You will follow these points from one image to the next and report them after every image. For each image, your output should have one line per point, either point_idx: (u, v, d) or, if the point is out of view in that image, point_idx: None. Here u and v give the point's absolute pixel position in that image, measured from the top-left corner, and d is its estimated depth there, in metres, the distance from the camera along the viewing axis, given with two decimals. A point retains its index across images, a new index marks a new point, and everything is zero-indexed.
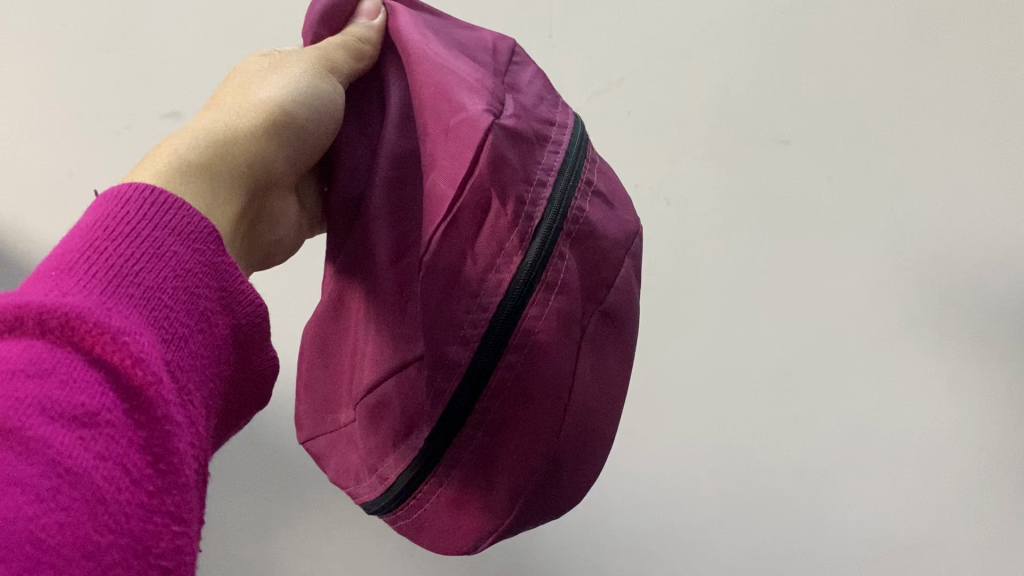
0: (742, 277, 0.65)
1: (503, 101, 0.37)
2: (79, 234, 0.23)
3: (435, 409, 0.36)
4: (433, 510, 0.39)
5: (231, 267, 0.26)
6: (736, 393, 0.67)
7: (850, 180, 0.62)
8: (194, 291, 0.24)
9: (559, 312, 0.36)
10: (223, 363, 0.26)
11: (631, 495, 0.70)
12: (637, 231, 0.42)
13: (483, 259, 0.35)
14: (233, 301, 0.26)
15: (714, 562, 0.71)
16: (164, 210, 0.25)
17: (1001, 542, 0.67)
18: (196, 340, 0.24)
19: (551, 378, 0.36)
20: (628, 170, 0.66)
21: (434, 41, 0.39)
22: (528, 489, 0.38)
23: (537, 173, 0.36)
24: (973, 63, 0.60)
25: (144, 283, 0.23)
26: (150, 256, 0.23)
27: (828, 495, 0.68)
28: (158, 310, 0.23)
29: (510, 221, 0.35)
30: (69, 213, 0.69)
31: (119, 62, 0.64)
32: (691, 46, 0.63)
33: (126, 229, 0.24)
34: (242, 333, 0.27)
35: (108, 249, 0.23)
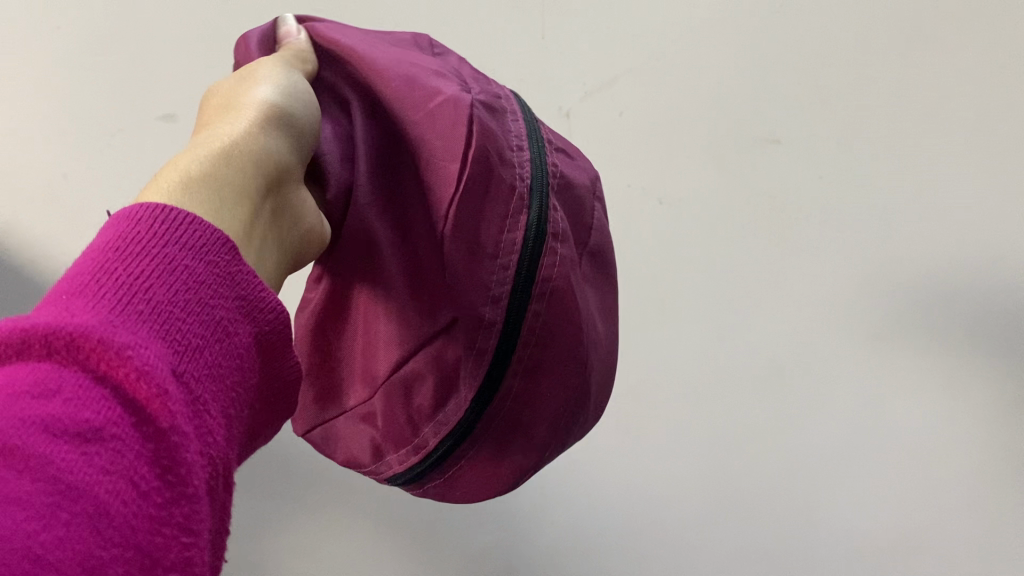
0: (733, 275, 0.66)
1: (463, 80, 0.39)
2: (93, 254, 0.23)
3: (477, 372, 0.37)
4: (476, 462, 0.40)
5: (247, 275, 0.26)
6: (729, 392, 0.68)
7: (842, 180, 0.62)
8: (210, 304, 0.24)
9: (565, 260, 0.38)
10: (248, 374, 0.26)
11: (627, 493, 0.71)
12: (594, 180, 0.44)
13: (496, 224, 0.36)
14: (252, 309, 0.26)
15: (712, 558, 0.72)
16: (175, 228, 0.25)
17: (994, 539, 0.68)
18: (214, 350, 0.24)
19: (571, 318, 0.38)
20: (620, 171, 0.66)
21: (366, 38, 0.40)
22: (564, 421, 0.40)
23: (512, 140, 0.38)
24: (964, 63, 0.59)
25: (155, 298, 0.22)
26: (162, 271, 0.23)
27: (824, 488, 0.69)
28: (170, 324, 0.22)
29: (508, 186, 0.36)
30: (66, 215, 0.69)
31: (110, 64, 0.64)
32: (681, 48, 0.63)
33: (137, 249, 0.24)
34: (266, 340, 0.27)
35: (119, 269, 0.23)
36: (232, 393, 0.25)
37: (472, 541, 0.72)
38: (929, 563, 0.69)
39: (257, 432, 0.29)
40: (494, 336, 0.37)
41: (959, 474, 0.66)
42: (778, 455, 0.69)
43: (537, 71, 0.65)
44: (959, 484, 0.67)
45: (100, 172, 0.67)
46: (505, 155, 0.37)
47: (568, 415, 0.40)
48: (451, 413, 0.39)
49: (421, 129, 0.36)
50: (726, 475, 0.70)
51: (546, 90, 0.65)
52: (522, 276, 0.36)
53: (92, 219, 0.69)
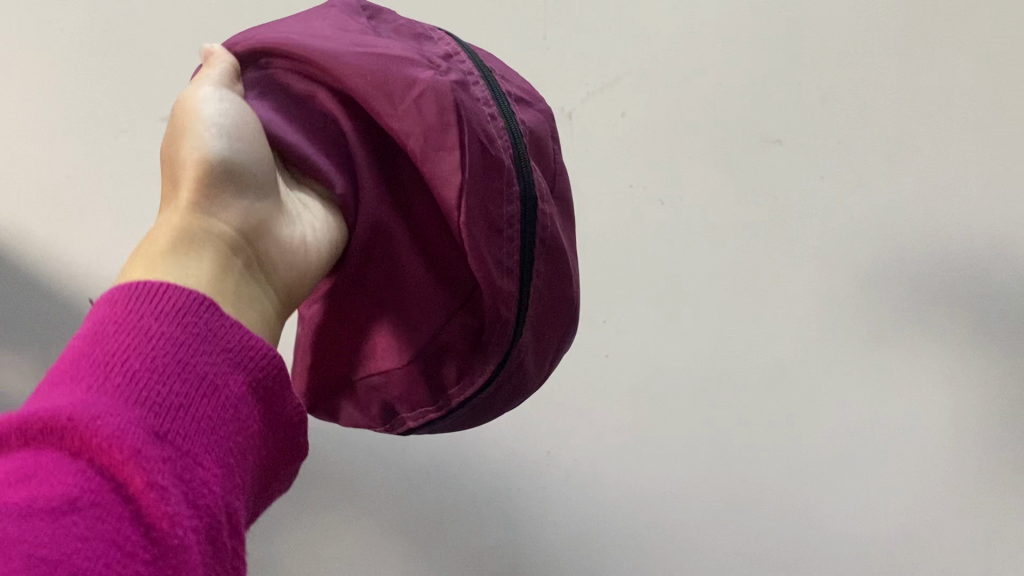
0: (736, 275, 0.66)
1: (421, 52, 0.37)
2: (76, 339, 0.24)
3: (500, 335, 0.39)
4: (489, 401, 0.43)
5: (231, 325, 0.26)
6: (730, 393, 0.67)
7: (845, 179, 0.63)
8: (193, 362, 0.24)
9: (552, 220, 0.39)
10: (251, 422, 0.26)
11: (632, 492, 0.70)
12: (546, 110, 0.43)
13: (497, 200, 0.36)
14: (245, 356, 0.26)
15: (717, 565, 0.70)
16: (152, 294, 0.25)
17: (995, 543, 0.67)
18: (204, 405, 0.24)
19: (559, 264, 0.41)
20: (623, 171, 0.65)
21: (302, 28, 0.37)
22: (555, 346, 0.44)
23: (484, 111, 0.37)
24: (963, 62, 0.61)
25: (134, 367, 0.23)
26: (139, 343, 0.24)
27: (829, 491, 0.67)
28: (152, 388, 0.23)
29: (497, 170, 0.36)
30: (64, 219, 0.68)
31: (118, 67, 0.65)
32: (685, 49, 0.63)
33: (116, 323, 0.24)
34: (267, 384, 0.27)
35: (100, 347, 0.24)
36: (232, 443, 0.25)
37: (479, 539, 0.71)
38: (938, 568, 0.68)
39: (280, 472, 0.29)
40: (513, 304, 0.39)
41: (962, 471, 0.66)
42: (783, 456, 0.68)
43: (539, 72, 0.65)
44: (963, 481, 0.66)
45: (101, 174, 0.67)
46: (487, 131, 0.36)
47: (554, 340, 0.43)
48: (477, 372, 0.41)
49: (406, 122, 0.35)
50: (731, 481, 0.68)
51: (548, 90, 0.65)
52: (526, 246, 0.38)
53: (87, 225, 0.68)
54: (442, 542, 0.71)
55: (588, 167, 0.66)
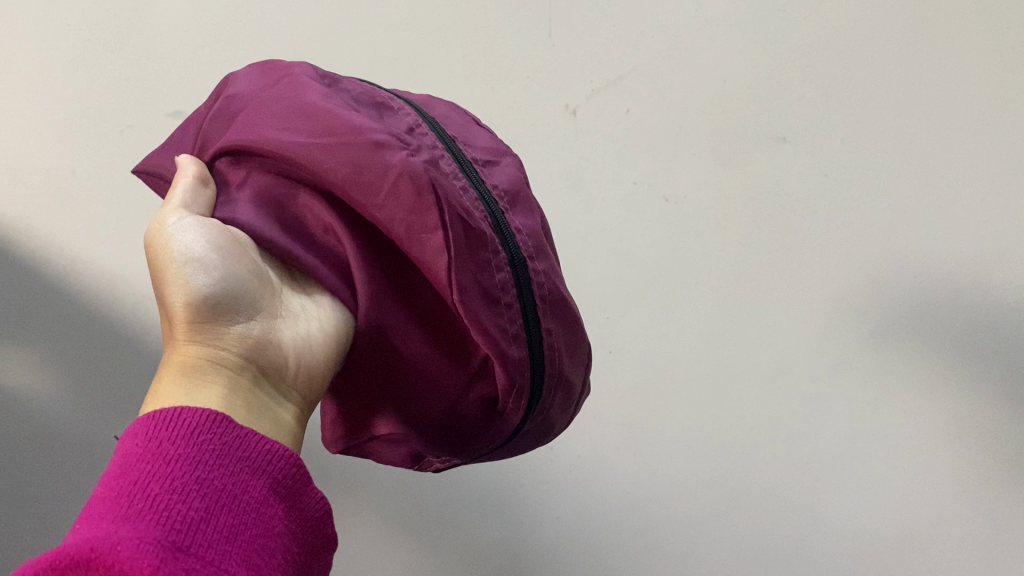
0: (739, 274, 0.66)
1: (388, 132, 0.37)
2: (108, 476, 0.30)
3: (519, 397, 0.41)
4: (522, 436, 0.45)
5: (241, 440, 0.33)
6: (731, 390, 0.69)
7: (848, 177, 0.63)
8: (209, 479, 0.31)
9: (547, 271, 0.40)
10: (276, 524, 0.32)
11: (632, 484, 0.72)
12: (519, 161, 0.43)
13: (488, 270, 0.37)
14: (260, 464, 0.33)
15: (716, 556, 0.73)
16: (166, 428, 0.32)
17: (989, 538, 0.70)
18: (223, 515, 0.30)
19: (567, 313, 0.42)
20: (627, 168, 0.65)
21: (265, 118, 0.38)
22: (578, 382, 0.45)
23: (457, 187, 0.37)
24: (971, 61, 0.60)
25: (155, 494, 0.29)
26: (160, 470, 0.30)
27: (821, 485, 0.70)
28: (172, 510, 0.29)
29: (480, 248, 0.37)
30: (73, 213, 0.69)
31: (121, 62, 0.65)
32: (689, 45, 0.63)
33: (138, 459, 0.31)
34: (285, 486, 0.34)
35: (124, 483, 0.30)
36: (256, 545, 0.31)
37: (481, 534, 0.73)
38: (927, 567, 0.71)
39: (310, 563, 0.35)
40: (525, 369, 0.40)
41: (959, 467, 0.68)
42: (781, 451, 0.70)
43: (542, 68, 0.64)
44: (959, 477, 0.68)
45: (106, 170, 0.68)
46: (464, 204, 0.37)
47: (573, 382, 0.44)
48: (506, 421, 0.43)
49: (391, 212, 0.36)
50: (728, 475, 0.71)
51: (552, 85, 0.65)
52: (527, 309, 0.39)
53: (97, 218, 0.69)
54: (446, 539, 0.73)
55: (594, 162, 0.66)
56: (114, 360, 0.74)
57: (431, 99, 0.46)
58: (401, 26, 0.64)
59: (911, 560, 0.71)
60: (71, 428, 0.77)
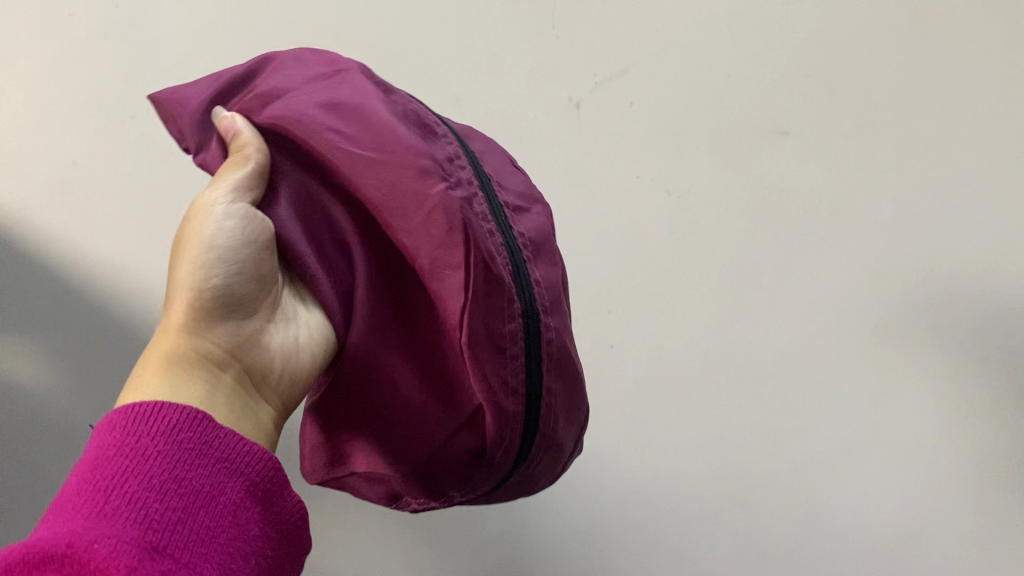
0: (743, 268, 0.66)
1: (433, 154, 0.37)
2: (84, 467, 0.31)
3: (507, 453, 0.41)
4: (500, 492, 0.45)
5: (223, 440, 0.33)
6: (732, 385, 0.68)
7: (852, 173, 0.62)
8: (186, 480, 0.31)
9: (557, 328, 0.40)
10: (252, 526, 0.33)
11: (632, 481, 0.72)
12: (547, 210, 0.43)
13: (499, 317, 0.37)
14: (239, 465, 0.33)
15: (717, 551, 0.73)
16: (146, 421, 0.32)
17: (993, 535, 0.69)
18: (199, 516, 0.31)
19: (570, 373, 0.42)
20: (630, 162, 0.65)
21: (315, 106, 0.38)
22: (564, 452, 0.45)
23: (488, 226, 0.37)
24: (974, 55, 0.60)
25: (131, 491, 0.30)
26: (135, 468, 0.31)
27: (822, 482, 0.70)
28: (149, 508, 0.29)
29: (496, 295, 0.37)
30: (74, 203, 0.70)
31: (122, 52, 0.65)
32: (693, 38, 0.62)
33: (114, 451, 0.31)
34: (264, 488, 0.34)
35: (100, 477, 0.30)
36: (231, 548, 0.31)
37: (480, 528, 0.74)
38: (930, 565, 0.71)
39: (287, 564, 0.35)
40: (518, 424, 0.40)
41: (960, 467, 0.68)
42: (782, 448, 0.69)
43: (546, 62, 0.64)
44: (959, 478, 0.68)
45: (109, 160, 0.68)
46: (491, 248, 0.37)
47: (565, 444, 0.44)
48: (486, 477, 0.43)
49: (418, 241, 0.36)
50: (730, 472, 0.70)
51: (554, 78, 0.64)
52: (531, 362, 0.39)
53: (99, 208, 0.70)
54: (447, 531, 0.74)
55: (598, 156, 0.65)
56: (120, 350, 0.74)
57: (471, 131, 0.46)
58: (403, 19, 0.64)
59: (914, 561, 0.71)
60: (74, 419, 0.77)
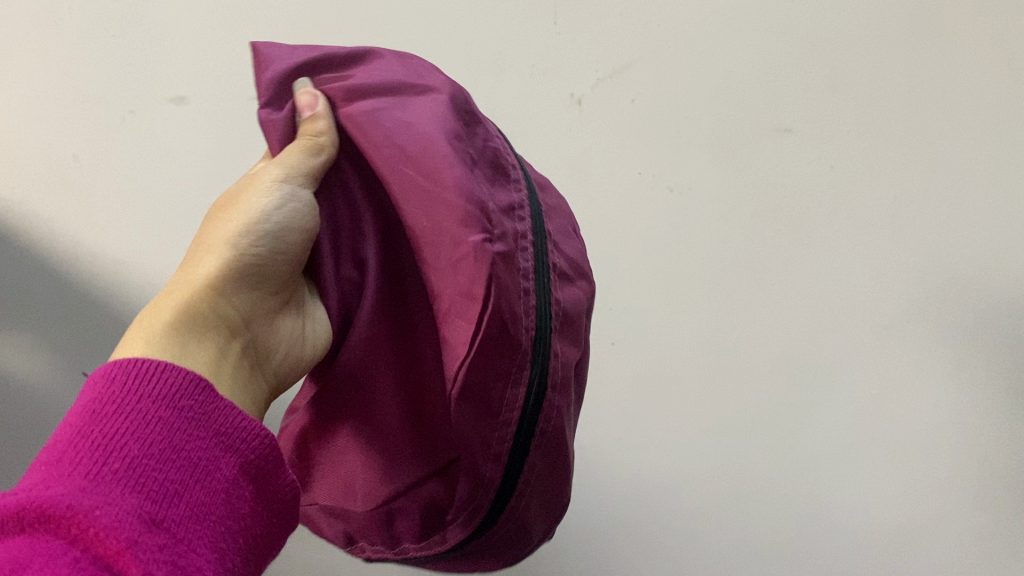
0: (745, 265, 0.65)
1: (487, 203, 0.37)
2: (80, 421, 0.30)
3: (471, 519, 0.40)
4: (454, 562, 0.45)
5: (222, 412, 0.32)
6: (733, 383, 0.68)
7: (853, 170, 0.62)
8: (184, 451, 0.30)
9: (559, 406, 0.40)
10: (245, 506, 0.32)
11: (632, 477, 0.73)
12: (586, 291, 0.44)
13: (503, 380, 0.37)
14: (234, 440, 0.32)
15: (716, 545, 0.74)
16: (146, 381, 0.31)
17: (997, 538, 0.69)
18: (194, 489, 0.30)
19: (558, 457, 0.41)
20: (631, 158, 0.65)
21: (391, 119, 0.38)
22: (527, 543, 0.44)
23: (522, 284, 0.37)
24: (977, 53, 0.59)
25: (128, 455, 0.29)
26: (134, 431, 0.30)
27: (821, 480, 0.70)
28: (147, 478, 0.29)
29: (507, 357, 0.37)
30: (81, 194, 0.71)
31: (118, 48, 0.65)
32: (695, 35, 0.62)
33: (112, 409, 0.30)
34: (258, 466, 0.33)
35: (97, 435, 0.29)
36: (223, 527, 0.30)
37: None
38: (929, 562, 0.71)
39: (275, 544, 0.34)
40: (489, 489, 0.39)
41: (961, 468, 0.67)
42: (782, 447, 0.69)
43: (547, 58, 0.64)
44: (961, 477, 0.67)
45: (111, 155, 0.69)
46: (516, 309, 0.36)
47: (533, 530, 0.44)
48: (439, 542, 0.42)
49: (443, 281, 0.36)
50: (729, 468, 0.71)
51: (555, 74, 0.64)
52: (523, 429, 0.38)
53: (105, 201, 0.71)
54: None
55: (599, 153, 0.65)
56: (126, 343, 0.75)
57: (547, 188, 0.47)
58: (403, 15, 0.64)
59: (910, 559, 0.71)
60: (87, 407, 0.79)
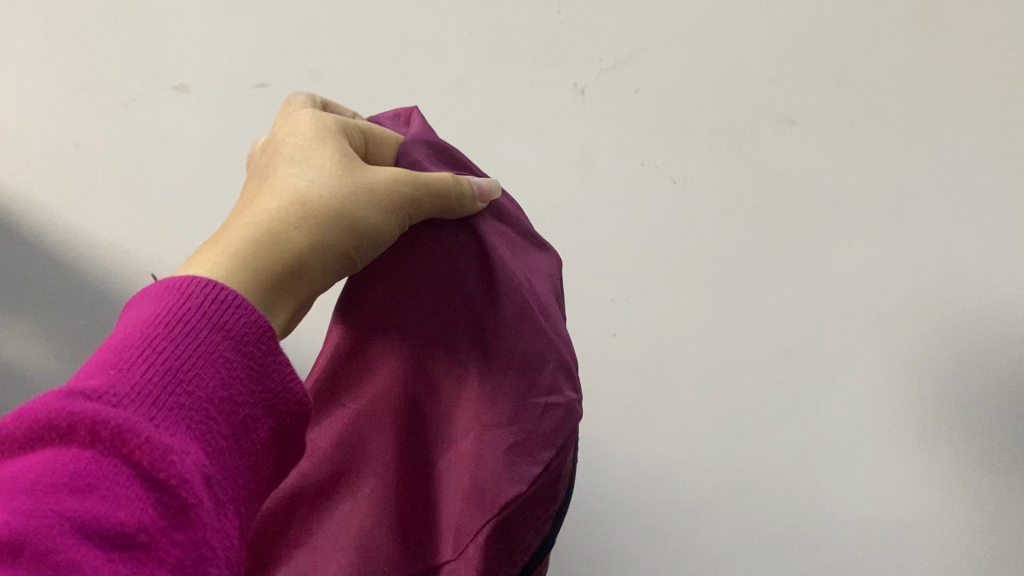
0: (748, 257, 0.65)
1: (569, 367, 0.41)
2: (145, 327, 0.27)
3: None
4: None
5: (278, 365, 0.30)
6: (736, 376, 0.68)
7: (855, 162, 0.62)
8: (240, 399, 0.28)
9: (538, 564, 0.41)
10: (268, 461, 0.30)
11: (629, 471, 0.72)
12: None
13: (536, 517, 0.38)
14: (277, 400, 0.30)
15: (713, 544, 0.73)
16: (220, 308, 0.29)
17: (996, 541, 0.68)
18: (234, 445, 0.28)
19: None
20: (633, 150, 0.65)
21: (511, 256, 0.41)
22: None
23: (571, 444, 0.40)
24: (980, 49, 0.60)
25: (194, 392, 0.26)
26: (203, 362, 0.27)
27: (820, 474, 0.70)
28: (204, 424, 0.26)
29: (549, 495, 0.39)
30: (79, 183, 0.71)
31: (124, 33, 0.65)
32: (699, 26, 0.62)
33: (185, 328, 0.27)
34: (289, 428, 0.31)
35: (167, 352, 0.27)
36: (246, 492, 0.28)
37: None
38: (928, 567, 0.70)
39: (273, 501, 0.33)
40: None
41: (962, 464, 0.67)
42: (781, 440, 0.69)
43: (552, 48, 0.63)
44: (961, 473, 0.67)
45: (112, 142, 0.69)
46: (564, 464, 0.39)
47: None
48: None
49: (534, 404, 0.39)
50: (727, 462, 0.71)
51: (559, 64, 0.64)
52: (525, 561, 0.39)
53: (103, 190, 0.71)
54: None
55: (603, 144, 0.65)
56: None
57: None
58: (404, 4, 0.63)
59: (913, 560, 0.70)
60: None
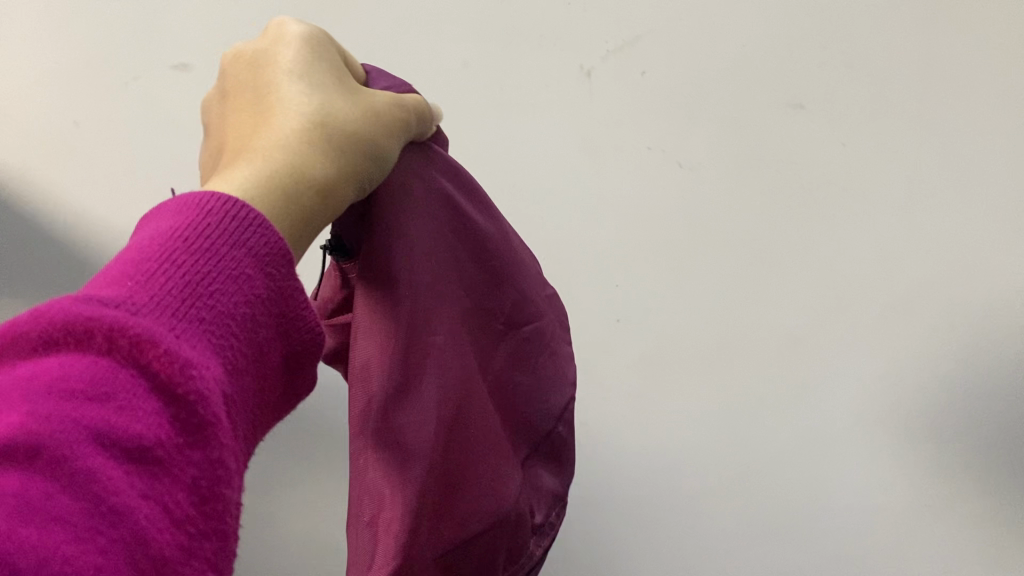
0: (756, 243, 0.65)
1: None
2: (163, 239, 0.27)
3: None
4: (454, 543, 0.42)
5: (293, 293, 0.30)
6: (743, 360, 0.68)
7: (863, 145, 0.61)
8: (258, 317, 0.28)
9: None
10: (270, 391, 0.30)
11: (633, 459, 0.72)
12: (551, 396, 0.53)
13: None
14: (291, 323, 0.30)
15: (718, 537, 0.72)
16: (242, 225, 0.28)
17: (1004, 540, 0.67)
18: (247, 364, 0.27)
19: None
20: (640, 133, 0.64)
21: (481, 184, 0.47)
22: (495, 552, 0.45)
23: None
24: (991, 34, 0.59)
25: (216, 306, 0.26)
26: (225, 277, 0.27)
27: (827, 464, 0.69)
28: (223, 340, 0.26)
29: None
30: (82, 163, 0.71)
31: (130, 9, 0.65)
32: (708, 7, 0.61)
33: (207, 245, 0.27)
34: (296, 353, 0.31)
35: (187, 264, 0.26)
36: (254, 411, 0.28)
37: None
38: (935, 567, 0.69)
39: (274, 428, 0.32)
40: None
41: (966, 462, 0.66)
42: (788, 426, 0.69)
43: (560, 30, 0.63)
44: (964, 470, 0.66)
45: (116, 122, 0.69)
46: None
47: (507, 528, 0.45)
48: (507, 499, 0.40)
49: None
50: (733, 450, 0.70)
51: (567, 45, 0.63)
52: None
53: (106, 171, 0.70)
54: None
55: (607, 128, 0.64)
56: None
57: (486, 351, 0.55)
58: None
59: (914, 560, 0.69)
60: None
